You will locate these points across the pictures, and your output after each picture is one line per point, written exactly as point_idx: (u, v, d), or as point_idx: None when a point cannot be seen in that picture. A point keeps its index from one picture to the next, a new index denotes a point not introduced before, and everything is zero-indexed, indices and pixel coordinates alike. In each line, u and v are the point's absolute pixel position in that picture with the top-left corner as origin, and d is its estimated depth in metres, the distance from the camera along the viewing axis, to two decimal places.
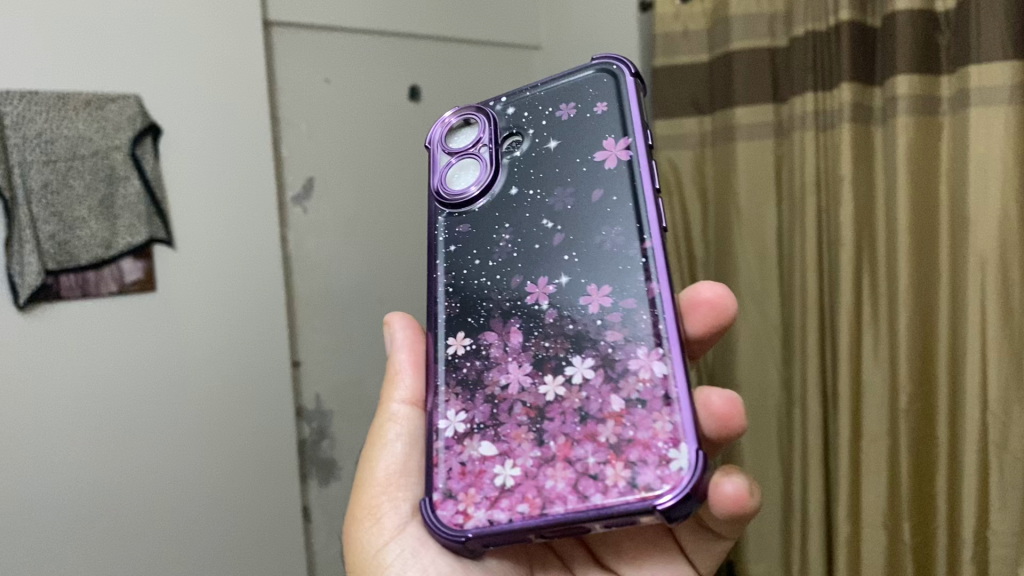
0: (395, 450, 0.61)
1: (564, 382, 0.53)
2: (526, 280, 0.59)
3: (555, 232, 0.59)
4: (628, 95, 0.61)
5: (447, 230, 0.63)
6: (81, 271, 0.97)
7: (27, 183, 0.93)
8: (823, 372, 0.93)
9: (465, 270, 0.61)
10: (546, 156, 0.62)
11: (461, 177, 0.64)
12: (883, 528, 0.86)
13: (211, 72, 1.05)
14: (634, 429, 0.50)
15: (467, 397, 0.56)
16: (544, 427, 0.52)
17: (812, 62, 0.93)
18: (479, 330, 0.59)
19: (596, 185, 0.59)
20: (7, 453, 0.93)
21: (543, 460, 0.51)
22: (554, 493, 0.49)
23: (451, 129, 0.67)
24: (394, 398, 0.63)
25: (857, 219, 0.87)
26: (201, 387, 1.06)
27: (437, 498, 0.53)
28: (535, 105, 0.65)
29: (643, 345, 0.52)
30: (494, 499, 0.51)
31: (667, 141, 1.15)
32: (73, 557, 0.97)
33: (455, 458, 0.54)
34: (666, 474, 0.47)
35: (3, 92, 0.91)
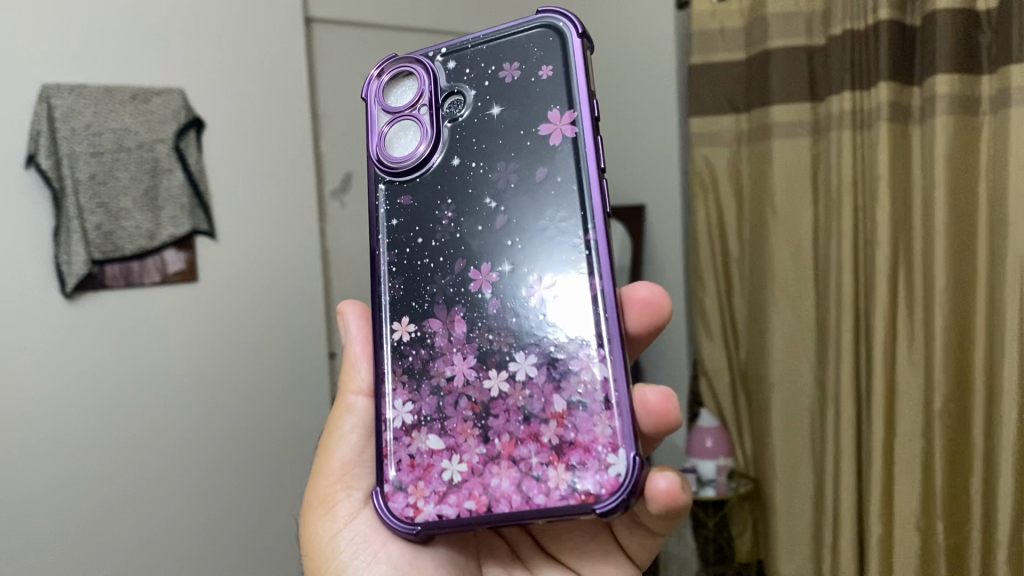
0: (351, 441, 0.60)
1: (508, 378, 0.51)
2: (469, 264, 0.54)
3: (498, 212, 0.54)
4: (574, 58, 0.53)
5: (388, 200, 0.57)
6: (125, 261, 1.00)
7: (74, 174, 0.96)
8: (857, 371, 0.93)
9: (408, 249, 0.56)
10: (488, 124, 0.55)
11: (403, 141, 0.58)
12: (917, 531, 0.86)
13: (252, 67, 1.07)
14: (575, 431, 0.48)
15: (413, 385, 0.54)
16: (488, 423, 0.51)
17: (850, 62, 0.93)
18: (423, 316, 0.55)
19: (539, 163, 0.53)
20: (56, 433, 0.97)
21: (488, 457, 0.50)
22: (499, 492, 0.49)
23: (388, 82, 0.59)
24: (350, 388, 0.61)
25: (894, 219, 0.86)
26: (239, 377, 1.08)
27: (388, 490, 0.53)
28: (476, 61, 0.56)
29: (585, 345, 0.50)
30: (442, 495, 0.51)
31: (703, 139, 1.15)
32: (117, 536, 1.01)
33: (403, 451, 0.53)
34: (604, 479, 0.47)
35: (54, 85, 0.94)
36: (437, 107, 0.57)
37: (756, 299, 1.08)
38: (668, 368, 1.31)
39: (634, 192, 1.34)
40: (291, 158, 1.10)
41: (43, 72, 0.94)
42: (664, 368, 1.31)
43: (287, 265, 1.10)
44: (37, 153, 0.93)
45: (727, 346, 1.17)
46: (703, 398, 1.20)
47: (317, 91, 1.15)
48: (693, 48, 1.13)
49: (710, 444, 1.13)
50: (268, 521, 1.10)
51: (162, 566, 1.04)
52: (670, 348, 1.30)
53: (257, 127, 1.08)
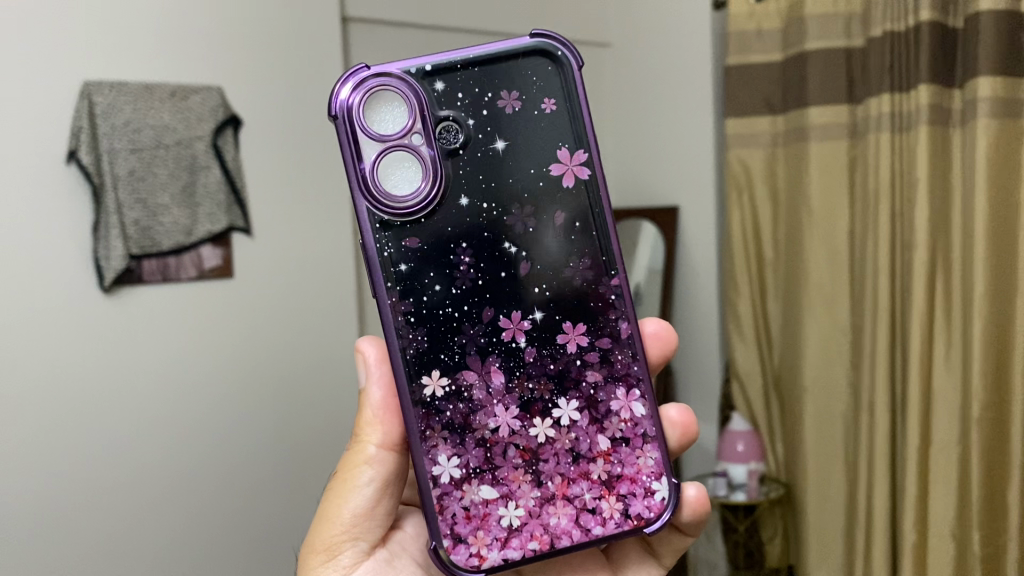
0: (365, 491, 0.50)
1: (553, 423, 0.50)
2: (499, 312, 0.50)
3: (521, 259, 0.50)
4: (577, 93, 0.49)
5: (390, 244, 0.48)
6: (163, 256, 1.01)
7: (114, 170, 0.97)
8: (892, 378, 0.92)
9: (426, 298, 0.49)
10: (494, 161, 0.49)
11: (398, 177, 0.48)
12: (952, 539, 0.85)
13: (289, 66, 1.08)
14: (621, 465, 0.50)
15: (456, 440, 0.49)
16: (539, 468, 0.49)
17: (890, 63, 0.91)
18: (456, 368, 0.49)
19: (555, 207, 0.50)
20: (93, 426, 0.98)
21: (543, 500, 0.49)
22: (559, 530, 0.49)
23: (364, 99, 0.47)
24: (369, 435, 0.50)
25: (932, 224, 0.85)
26: (273, 372, 1.10)
27: (448, 544, 0.48)
28: (468, 84, 0.49)
29: (620, 387, 0.50)
30: (504, 541, 0.48)
31: (738, 141, 1.14)
32: (151, 528, 1.03)
33: (455, 504, 0.48)
34: (652, 503, 0.49)
35: (96, 83, 0.96)
36: (434, 137, 0.48)
37: (790, 303, 1.07)
38: (699, 370, 1.30)
39: (668, 193, 1.34)
40: (326, 157, 1.11)
41: (85, 68, 0.95)
42: (694, 370, 1.31)
43: (320, 260, 1.11)
44: (78, 149, 0.94)
45: (760, 348, 1.15)
46: (735, 402, 1.18)
47: None
48: (730, 49, 1.13)
49: (741, 448, 1.11)
50: (299, 513, 1.13)
51: (195, 558, 1.06)
52: (701, 350, 1.29)
53: (294, 125, 1.09)
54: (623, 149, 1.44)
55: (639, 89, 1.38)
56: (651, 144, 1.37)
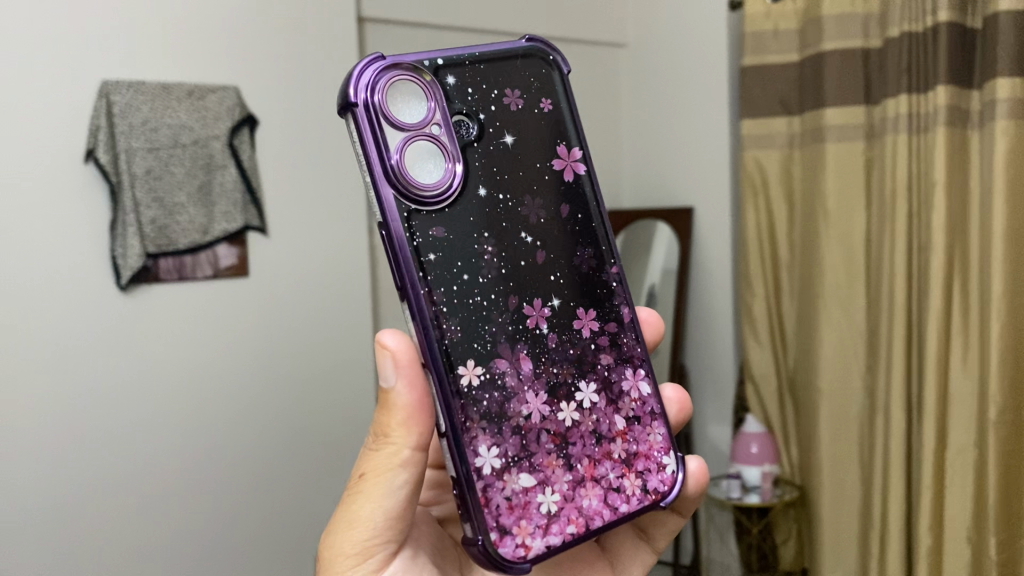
0: (397, 496, 0.44)
1: (577, 406, 0.46)
2: (522, 300, 0.46)
3: (536, 248, 0.47)
4: (569, 97, 0.50)
5: (418, 232, 0.43)
6: (179, 254, 1.01)
7: (131, 168, 0.97)
8: (909, 380, 0.91)
9: (456, 288, 0.44)
10: (505, 155, 0.47)
11: (424, 167, 0.44)
12: (968, 543, 0.84)
13: (305, 66, 1.08)
14: (637, 442, 0.48)
15: (494, 429, 0.44)
16: (569, 451, 0.45)
17: (908, 63, 0.91)
18: (488, 357, 0.44)
19: (561, 201, 0.49)
20: (108, 424, 0.99)
21: (575, 483, 0.45)
22: (592, 511, 0.45)
23: (385, 88, 0.44)
24: (401, 438, 0.44)
25: (950, 226, 0.85)
26: (288, 371, 1.10)
27: (494, 538, 0.42)
28: (474, 80, 0.47)
29: (629, 368, 0.49)
30: (545, 528, 0.43)
31: (755, 141, 1.14)
32: (165, 526, 1.03)
33: (498, 496, 0.43)
34: (666, 477, 0.48)
35: (114, 82, 0.96)
36: (452, 129, 0.46)
37: (806, 304, 1.06)
38: (714, 371, 1.29)
39: (684, 193, 1.33)
40: (342, 157, 1.12)
41: (101, 67, 0.96)
42: (709, 370, 1.30)
43: (335, 260, 1.12)
44: (96, 149, 0.95)
45: (775, 350, 1.14)
46: (750, 403, 1.18)
47: None
48: (746, 49, 1.13)
49: (755, 450, 1.11)
50: (312, 511, 1.13)
51: (209, 556, 1.06)
52: (717, 351, 1.28)
53: (310, 124, 1.09)
54: (639, 149, 1.43)
55: (655, 89, 1.38)
56: (667, 143, 1.36)
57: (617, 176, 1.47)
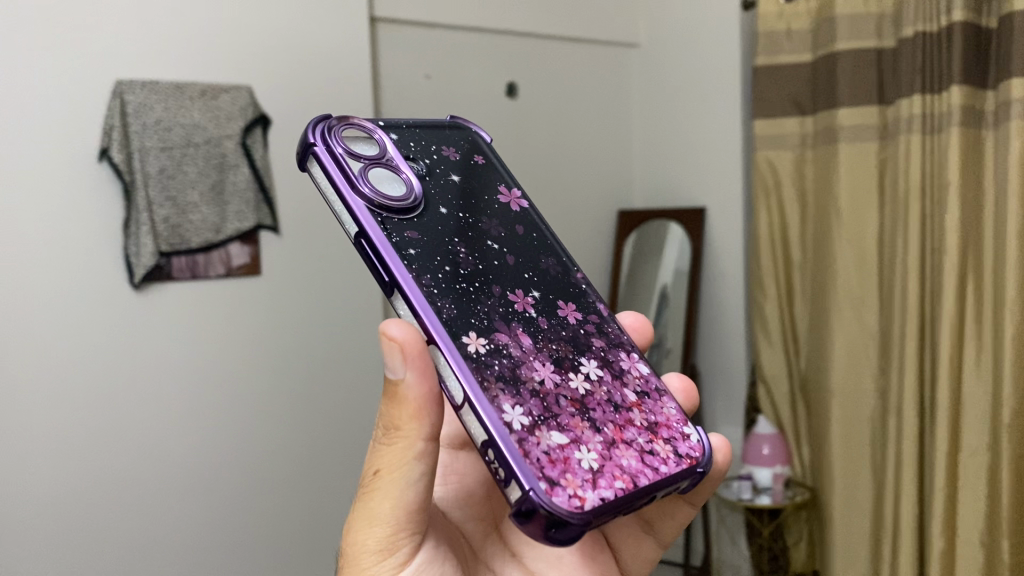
0: (416, 488, 0.42)
1: (586, 377, 0.45)
2: (505, 290, 0.47)
3: (505, 253, 0.49)
4: (494, 155, 0.55)
5: (395, 232, 0.44)
6: (192, 254, 1.02)
7: (145, 167, 0.97)
8: (922, 381, 0.91)
9: (441, 275, 0.44)
10: (456, 187, 0.50)
11: (387, 185, 0.46)
12: (980, 546, 0.84)
13: (317, 66, 1.09)
14: (654, 413, 0.45)
15: (513, 390, 0.41)
16: (592, 416, 0.43)
17: (921, 63, 0.90)
18: (488, 330, 0.43)
19: (515, 222, 0.51)
20: (122, 422, 0.99)
21: (608, 443, 0.42)
22: (634, 469, 0.41)
23: (339, 134, 0.47)
24: (412, 431, 0.41)
25: (964, 227, 0.84)
26: (299, 368, 1.10)
27: (544, 486, 0.37)
28: (412, 138, 0.51)
29: (621, 351, 0.49)
30: (593, 482, 0.39)
31: (768, 141, 1.13)
32: (177, 523, 1.03)
33: (536, 449, 0.39)
34: (695, 444, 0.44)
35: (128, 82, 0.96)
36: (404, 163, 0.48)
37: (818, 304, 1.05)
38: (725, 372, 1.29)
39: (696, 192, 1.33)
40: None
41: (116, 66, 0.96)
42: (720, 369, 1.30)
43: (346, 257, 1.13)
44: (110, 148, 0.95)
45: (786, 351, 1.14)
46: (760, 403, 1.17)
47: (381, 89, 1.17)
48: (759, 50, 1.12)
49: (766, 452, 1.10)
50: (323, 507, 1.14)
51: (219, 554, 1.06)
52: (728, 351, 1.28)
53: None
54: (651, 149, 1.43)
55: (667, 89, 1.38)
56: (679, 143, 1.36)
57: (629, 176, 1.47)
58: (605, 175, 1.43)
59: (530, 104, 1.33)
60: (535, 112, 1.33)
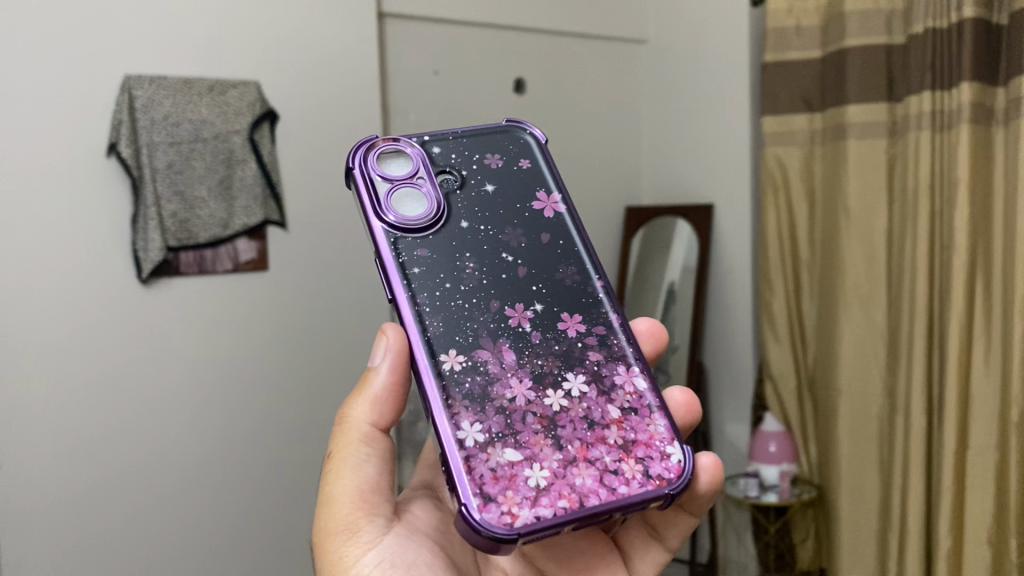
0: (367, 469, 0.47)
1: (565, 394, 0.46)
2: (505, 304, 0.48)
3: (517, 264, 0.50)
4: (546, 159, 0.54)
5: (403, 252, 0.48)
6: (199, 248, 1.02)
7: (152, 162, 0.97)
8: (930, 380, 0.90)
9: (439, 293, 0.48)
10: (486, 198, 0.52)
11: (409, 207, 0.50)
12: (989, 545, 0.83)
13: (326, 62, 1.09)
14: (635, 430, 0.45)
15: (476, 408, 0.44)
16: (558, 433, 0.44)
17: (931, 61, 0.90)
18: (470, 347, 0.46)
19: (541, 231, 0.52)
20: (129, 416, 0.99)
21: (565, 462, 0.43)
22: (586, 489, 0.42)
23: (377, 157, 0.51)
24: (364, 416, 0.48)
25: (973, 225, 0.84)
26: (307, 366, 1.11)
27: (476, 503, 0.40)
28: (460, 149, 0.54)
29: (620, 365, 0.48)
30: (534, 500, 0.41)
31: (776, 138, 1.13)
32: (183, 517, 1.03)
33: (482, 466, 0.42)
34: (672, 465, 0.44)
35: (136, 77, 0.96)
36: (436, 180, 0.52)
37: (826, 303, 1.05)
38: (732, 369, 1.29)
39: (705, 190, 1.33)
40: None
41: (125, 61, 0.96)
42: (727, 367, 1.30)
43: (354, 254, 1.13)
44: (118, 143, 0.95)
45: (794, 350, 1.13)
46: (768, 401, 1.17)
47: (390, 85, 1.18)
48: (768, 46, 1.12)
49: (773, 449, 1.10)
50: None
51: (225, 548, 1.06)
52: (735, 350, 1.28)
53: (330, 119, 1.10)
54: (659, 146, 1.43)
55: (675, 86, 1.38)
56: (686, 140, 1.36)
57: (637, 172, 1.46)
58: (613, 172, 1.43)
59: (538, 101, 1.33)
60: (542, 108, 1.33)
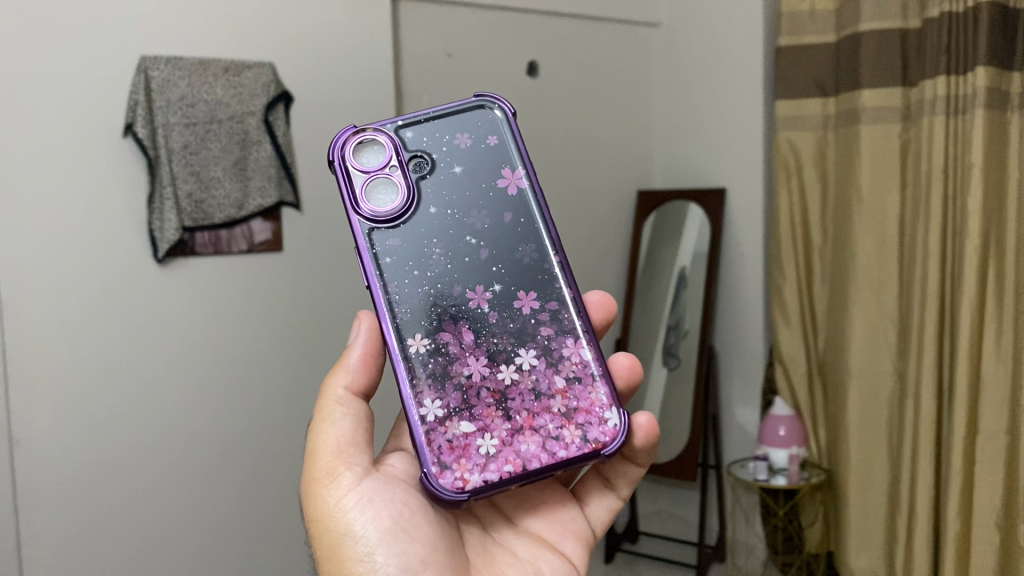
0: (342, 427, 0.50)
1: (516, 367, 0.50)
2: (467, 288, 0.51)
3: (480, 247, 0.52)
4: (515, 133, 0.54)
5: (376, 244, 0.51)
6: (215, 229, 1.02)
7: (169, 143, 0.98)
8: (941, 363, 0.90)
9: (408, 282, 0.51)
10: (455, 180, 0.53)
11: (386, 200, 0.52)
12: (997, 531, 0.84)
13: (340, 43, 1.09)
14: (578, 399, 0.50)
15: (437, 385, 0.50)
16: (508, 405, 0.50)
17: (947, 43, 0.89)
18: (433, 330, 0.50)
19: (505, 210, 0.53)
20: (145, 391, 1.00)
21: (513, 430, 0.49)
22: (529, 455, 0.48)
23: (357, 148, 0.52)
24: (338, 383, 0.51)
25: (987, 209, 0.84)
26: (321, 346, 1.11)
27: (434, 470, 0.48)
28: (429, 128, 0.54)
29: (569, 337, 0.52)
30: (483, 466, 0.48)
31: (789, 122, 1.12)
32: (198, 494, 1.04)
33: (440, 438, 0.48)
34: (608, 429, 0.49)
35: (152, 58, 0.97)
36: (409, 167, 0.53)
37: (837, 286, 1.05)
38: (742, 353, 1.29)
39: (716, 174, 1.33)
40: None
41: (141, 42, 0.97)
42: (737, 351, 1.30)
43: None
44: (135, 123, 0.96)
45: (805, 333, 1.13)
46: (778, 385, 1.16)
47: (404, 68, 1.18)
48: (782, 30, 1.12)
49: (782, 433, 1.10)
50: None
51: (241, 525, 1.07)
52: (747, 335, 1.28)
53: (344, 101, 1.10)
54: (670, 129, 1.43)
55: (689, 67, 1.37)
56: (698, 124, 1.36)
57: (649, 156, 1.46)
58: (626, 155, 1.43)
59: (552, 84, 1.33)
60: (556, 90, 1.33)
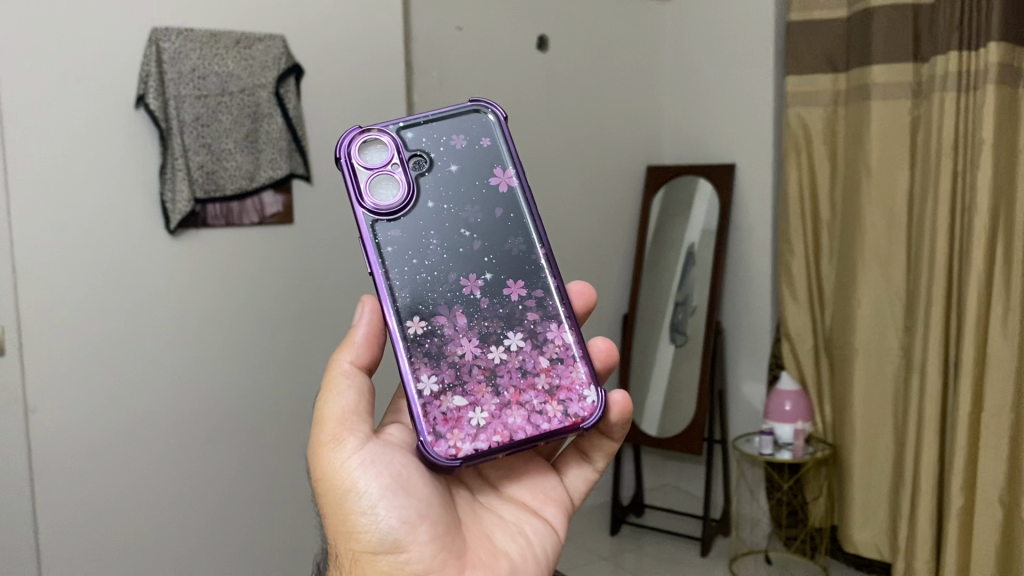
0: (347, 399, 0.46)
1: (505, 347, 0.48)
2: (461, 275, 0.49)
3: (473, 239, 0.49)
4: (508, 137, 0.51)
5: (377, 235, 0.48)
6: (226, 201, 1.03)
7: (180, 115, 0.98)
8: (947, 340, 0.91)
9: (406, 270, 0.48)
10: (450, 178, 0.50)
11: (389, 197, 0.49)
12: (999, 506, 0.86)
13: (349, 16, 1.09)
14: (560, 376, 0.48)
15: (433, 361, 0.47)
16: (497, 381, 0.47)
17: (959, 18, 0.88)
18: (428, 312, 0.48)
19: (497, 206, 0.50)
20: (157, 361, 1.01)
21: (500, 405, 0.47)
22: (517, 426, 0.46)
23: (361, 145, 0.50)
24: (343, 357, 0.48)
25: (996, 186, 0.84)
26: (329, 318, 1.12)
27: (429, 438, 0.45)
28: (426, 128, 0.51)
29: (552, 322, 0.49)
30: (475, 436, 0.46)
31: (798, 97, 1.12)
32: (209, 462, 1.05)
33: (434, 410, 0.46)
34: (588, 405, 0.47)
35: (164, 29, 0.97)
36: (412, 165, 0.50)
37: (845, 261, 1.05)
38: (749, 328, 1.29)
39: (726, 150, 1.33)
40: (383, 107, 1.13)
41: (152, 14, 0.97)
42: (744, 326, 1.30)
43: None
44: (147, 95, 0.96)
45: (812, 309, 1.14)
46: (784, 360, 1.17)
47: (413, 41, 1.18)
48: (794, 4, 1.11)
49: (788, 408, 1.10)
50: None
51: (250, 493, 1.09)
52: (754, 310, 1.28)
53: (353, 74, 1.10)
54: (680, 104, 1.42)
55: (699, 42, 1.36)
56: (708, 98, 1.35)
57: (658, 132, 1.46)
58: (635, 130, 1.43)
59: (561, 58, 1.33)
60: (566, 64, 1.33)
